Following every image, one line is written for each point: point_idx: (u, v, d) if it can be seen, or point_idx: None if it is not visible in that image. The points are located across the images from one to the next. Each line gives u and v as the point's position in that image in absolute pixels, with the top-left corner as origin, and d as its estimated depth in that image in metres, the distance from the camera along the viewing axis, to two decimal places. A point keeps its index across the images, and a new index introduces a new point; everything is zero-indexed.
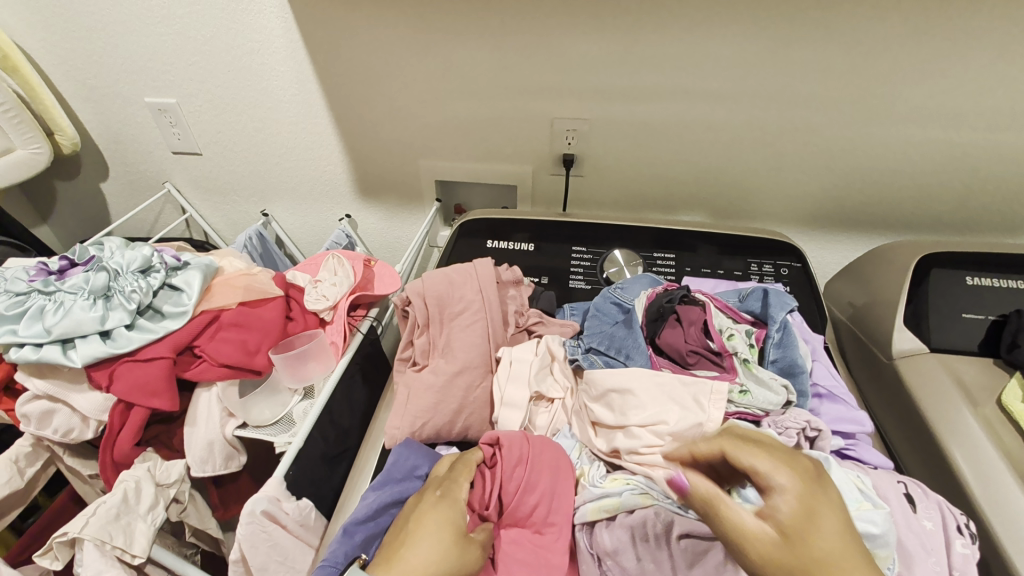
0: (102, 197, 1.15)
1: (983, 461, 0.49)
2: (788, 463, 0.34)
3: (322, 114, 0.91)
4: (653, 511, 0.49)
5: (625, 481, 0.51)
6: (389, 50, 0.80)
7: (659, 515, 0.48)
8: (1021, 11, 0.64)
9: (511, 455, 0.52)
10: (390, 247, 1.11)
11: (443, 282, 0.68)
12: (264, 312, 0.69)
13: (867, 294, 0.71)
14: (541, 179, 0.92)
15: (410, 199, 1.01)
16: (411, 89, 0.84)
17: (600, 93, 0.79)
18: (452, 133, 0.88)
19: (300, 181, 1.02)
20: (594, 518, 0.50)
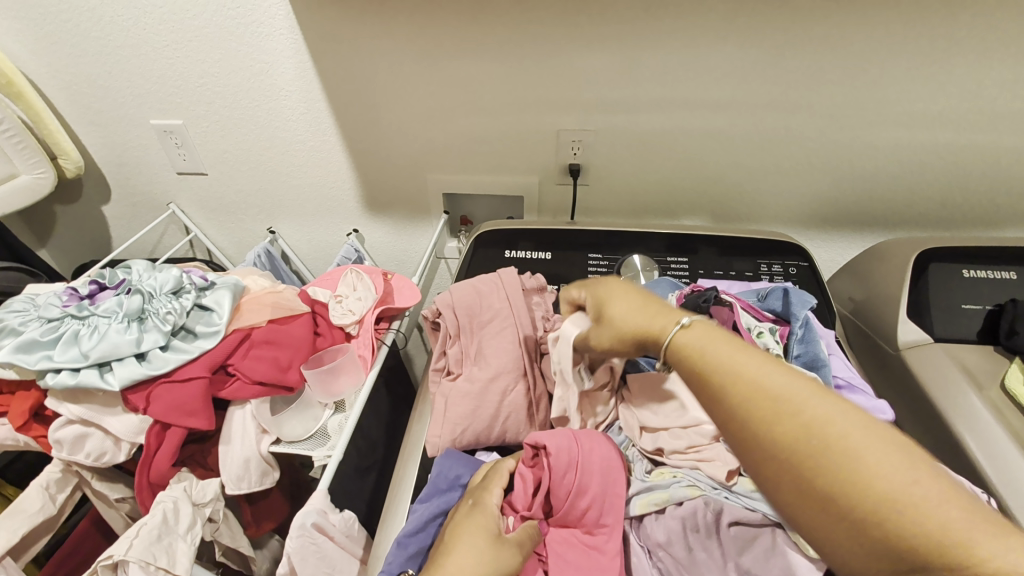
0: (105, 220, 1.22)
1: (993, 440, 0.61)
2: (805, 389, 0.36)
3: (330, 131, 1.01)
4: (702, 501, 0.49)
5: (672, 475, 0.52)
6: (402, 69, 0.90)
7: (709, 505, 0.49)
8: (952, 26, 0.77)
9: (561, 461, 0.50)
10: (397, 260, 1.22)
11: (470, 292, 0.66)
12: (293, 328, 0.71)
13: (867, 290, 0.84)
14: (548, 189, 1.04)
15: (418, 212, 1.13)
16: (421, 110, 0.95)
17: (604, 106, 0.91)
18: (458, 152, 1.01)
19: (305, 196, 1.13)
20: (643, 511, 0.50)
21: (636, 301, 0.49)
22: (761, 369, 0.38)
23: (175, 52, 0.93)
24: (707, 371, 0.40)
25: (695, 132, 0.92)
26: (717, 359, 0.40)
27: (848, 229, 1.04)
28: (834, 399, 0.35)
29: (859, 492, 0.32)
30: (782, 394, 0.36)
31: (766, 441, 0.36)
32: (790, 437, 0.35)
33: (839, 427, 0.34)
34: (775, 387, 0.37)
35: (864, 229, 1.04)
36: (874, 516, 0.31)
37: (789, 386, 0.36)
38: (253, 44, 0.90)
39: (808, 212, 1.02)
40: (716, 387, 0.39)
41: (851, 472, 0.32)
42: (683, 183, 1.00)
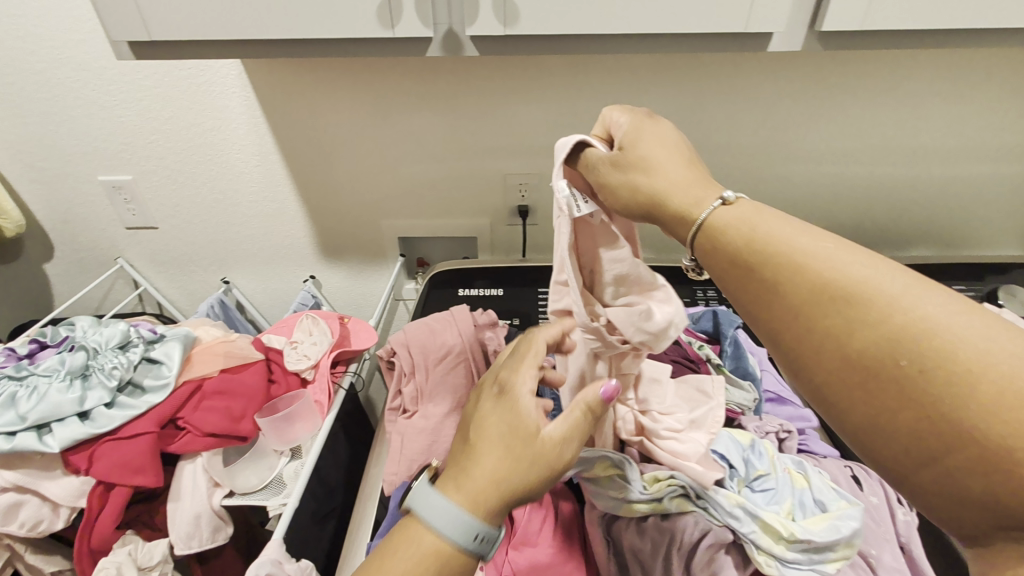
0: (47, 279, 1.19)
1: None
2: (893, 283, 0.31)
3: (284, 182, 1.03)
4: (692, 518, 0.49)
5: (667, 483, 0.49)
6: (354, 122, 0.95)
7: (698, 523, 0.48)
8: (839, 77, 0.89)
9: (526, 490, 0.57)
10: (355, 303, 1.23)
11: (424, 330, 0.68)
12: (246, 377, 0.71)
13: None
14: (499, 229, 1.09)
15: (375, 257, 1.15)
16: (374, 159, 0.99)
17: (547, 152, 0.98)
18: (413, 197, 1.05)
19: (260, 245, 1.13)
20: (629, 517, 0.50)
21: (669, 164, 0.43)
22: (838, 259, 0.33)
23: (125, 110, 0.94)
24: (761, 261, 0.36)
25: None
26: (777, 248, 0.35)
27: None
28: (933, 294, 0.30)
29: (933, 400, 0.28)
30: (860, 288, 0.31)
31: (818, 327, 0.33)
32: (863, 343, 0.31)
33: (915, 312, 0.29)
34: (852, 279, 0.32)
35: None
36: (948, 426, 0.28)
37: (872, 279, 0.31)
38: (205, 101, 0.93)
39: None
40: (764, 265, 0.35)
41: (928, 378, 0.28)
42: None
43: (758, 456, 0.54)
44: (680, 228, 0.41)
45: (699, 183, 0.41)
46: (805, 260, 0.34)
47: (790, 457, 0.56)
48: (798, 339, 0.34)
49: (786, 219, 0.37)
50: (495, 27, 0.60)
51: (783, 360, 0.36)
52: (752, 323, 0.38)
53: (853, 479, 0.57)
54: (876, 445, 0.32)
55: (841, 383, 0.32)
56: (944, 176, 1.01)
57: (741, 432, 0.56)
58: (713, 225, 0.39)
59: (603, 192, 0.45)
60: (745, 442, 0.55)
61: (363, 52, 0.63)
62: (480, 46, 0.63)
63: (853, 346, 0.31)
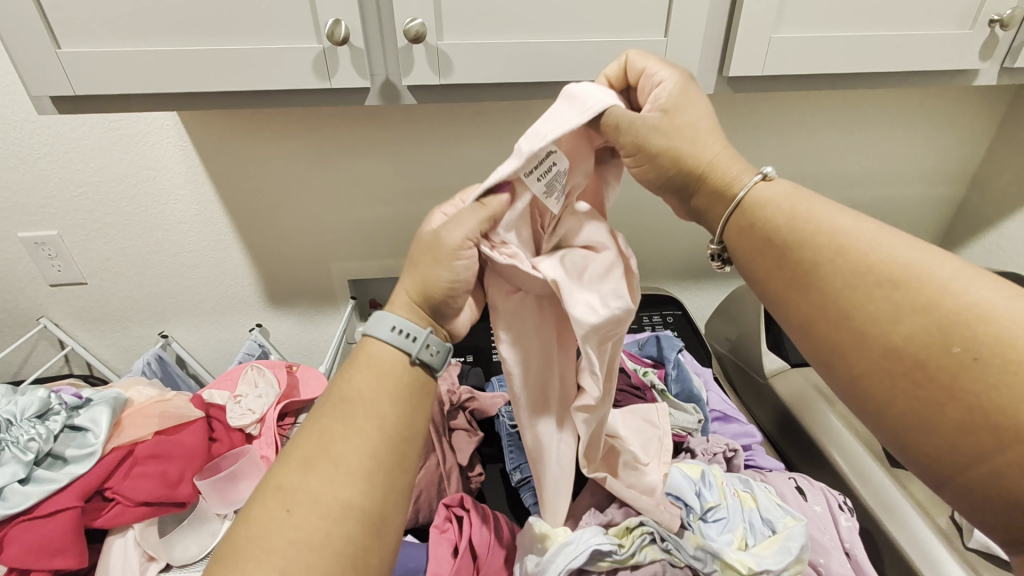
0: None
1: (849, 448, 0.71)
2: (939, 272, 0.36)
3: (226, 230, 1.01)
4: (660, 567, 0.48)
5: (637, 535, 0.49)
6: (298, 168, 0.95)
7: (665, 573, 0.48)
8: (754, 115, 0.98)
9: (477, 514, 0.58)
10: (306, 350, 1.19)
11: None
12: (184, 437, 0.67)
13: (737, 329, 0.95)
14: None
15: (326, 301, 1.13)
16: (321, 204, 0.99)
17: None
18: (363, 239, 1.04)
19: (202, 295, 1.09)
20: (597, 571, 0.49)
21: (712, 136, 0.46)
22: (881, 246, 0.38)
23: (49, 163, 0.90)
24: (806, 240, 0.40)
25: None
26: (818, 232, 0.40)
27: (719, 277, 1.19)
28: (979, 283, 0.34)
29: (971, 384, 0.32)
30: (909, 273, 0.36)
31: (857, 296, 0.37)
32: (909, 329, 0.35)
33: (966, 298, 0.34)
34: (897, 265, 0.37)
35: (732, 276, 1.20)
36: (992, 414, 0.31)
37: (915, 262, 0.36)
38: (138, 151, 0.90)
39: (684, 266, 1.16)
40: (808, 246, 0.40)
41: (979, 365, 0.32)
42: None
43: (711, 488, 0.54)
44: (717, 204, 0.46)
45: (736, 162, 0.46)
46: (846, 246, 0.39)
47: (738, 476, 0.58)
48: (837, 320, 0.38)
49: (829, 205, 0.42)
50: (430, 76, 0.62)
51: (819, 347, 0.40)
52: (788, 314, 0.42)
53: (797, 490, 0.60)
54: (920, 434, 0.35)
55: (882, 370, 0.36)
56: (856, 198, 1.11)
57: (692, 465, 0.56)
58: (754, 201, 0.44)
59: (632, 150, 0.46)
60: (695, 474, 0.55)
61: (302, 102, 0.64)
62: (417, 93, 0.65)
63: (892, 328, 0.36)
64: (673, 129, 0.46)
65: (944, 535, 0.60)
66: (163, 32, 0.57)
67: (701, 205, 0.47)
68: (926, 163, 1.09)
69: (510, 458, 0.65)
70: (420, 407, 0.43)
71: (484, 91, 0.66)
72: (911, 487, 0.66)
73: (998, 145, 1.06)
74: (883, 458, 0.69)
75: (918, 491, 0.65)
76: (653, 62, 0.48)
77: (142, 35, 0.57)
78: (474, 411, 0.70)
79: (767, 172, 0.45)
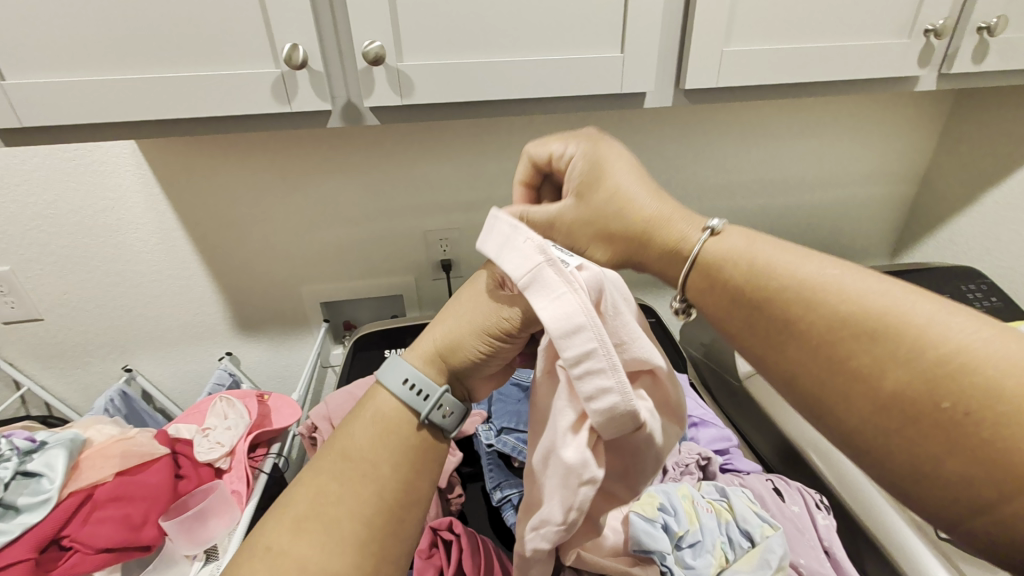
0: None
1: (823, 447, 0.72)
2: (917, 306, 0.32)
3: (191, 257, 0.98)
4: None
5: None
6: (264, 192, 0.93)
7: None
8: (715, 124, 1.01)
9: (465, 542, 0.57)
10: (279, 376, 1.16)
11: (347, 400, 0.66)
12: (148, 476, 0.64)
13: (710, 334, 0.97)
14: (425, 284, 1.09)
15: (298, 324, 1.10)
16: (288, 227, 0.97)
17: (463, 207, 1.01)
18: (334, 261, 1.03)
19: (167, 326, 1.05)
20: None
21: (635, 196, 0.44)
22: (865, 285, 0.33)
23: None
24: (766, 291, 0.36)
25: None
26: (780, 279, 0.36)
27: None
28: (950, 313, 0.31)
29: (1000, 436, 0.28)
30: (884, 316, 0.32)
31: (824, 360, 0.34)
32: (898, 383, 0.31)
33: (953, 344, 0.30)
34: (869, 311, 0.32)
35: None
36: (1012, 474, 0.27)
37: (892, 301, 0.32)
38: (93, 181, 0.88)
39: None
40: (777, 290, 0.36)
41: (972, 421, 0.29)
42: None
43: (677, 514, 0.50)
44: (669, 264, 0.43)
45: (685, 217, 0.43)
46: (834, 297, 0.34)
47: (715, 484, 0.58)
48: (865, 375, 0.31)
49: (778, 245, 0.38)
50: (391, 97, 0.62)
51: (801, 405, 0.36)
52: (765, 368, 0.38)
53: (775, 491, 0.60)
54: (923, 496, 0.31)
55: (881, 424, 0.32)
56: (816, 200, 1.15)
57: (648, 495, 0.51)
58: (709, 254, 0.40)
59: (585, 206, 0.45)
60: (656, 510, 0.49)
61: (262, 127, 0.64)
62: (380, 114, 0.65)
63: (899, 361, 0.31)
64: (587, 214, 0.45)
65: (918, 526, 0.62)
66: (113, 61, 0.56)
67: (644, 259, 0.44)
68: (878, 163, 1.14)
69: (490, 478, 0.64)
70: (418, 468, 0.44)
71: (447, 109, 0.66)
72: None
73: (944, 144, 1.12)
74: None
75: None
76: (556, 146, 0.49)
77: (91, 65, 0.56)
78: None
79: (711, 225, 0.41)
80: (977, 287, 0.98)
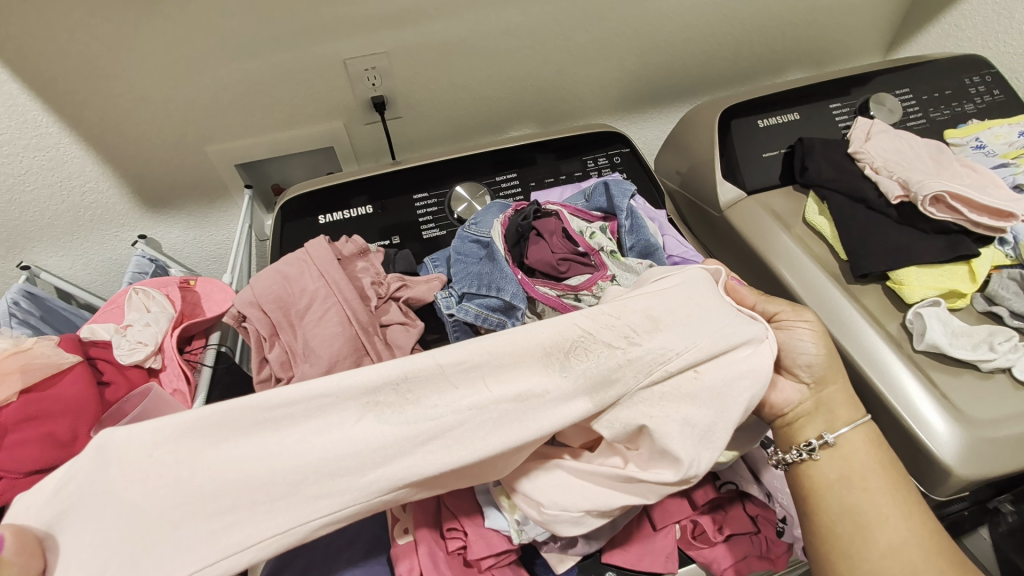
0: None
1: (804, 272, 0.68)
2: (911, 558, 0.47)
3: (42, 120, 0.76)
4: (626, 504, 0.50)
5: None
6: (107, 18, 0.68)
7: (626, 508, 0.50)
8: None
9: None
10: (211, 254, 1.03)
11: (276, 280, 0.55)
12: (62, 390, 0.56)
13: (688, 162, 0.86)
14: (357, 131, 0.91)
15: (216, 194, 0.94)
16: (161, 68, 0.74)
17: (386, 21, 0.78)
18: (237, 110, 0.83)
19: (55, 209, 0.87)
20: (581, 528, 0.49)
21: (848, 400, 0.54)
22: (895, 531, 0.48)
23: None
24: (863, 540, 0.48)
25: (495, 34, 0.84)
26: (872, 537, 0.48)
27: (665, 102, 1.07)
28: (912, 508, 0.49)
29: (872, 542, 0.48)
30: (878, 542, 0.48)
31: (844, 531, 0.49)
32: (878, 530, 0.49)
33: (883, 535, 0.48)
34: (877, 539, 0.48)
35: (678, 100, 1.07)
36: (865, 527, 0.49)
37: (891, 544, 0.48)
38: None
39: (625, 93, 1.02)
40: (867, 511, 0.49)
41: (864, 539, 0.48)
42: (500, 90, 0.93)
43: None
44: (828, 416, 0.53)
45: (849, 403, 0.54)
46: (867, 515, 0.49)
47: None
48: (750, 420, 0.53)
49: (890, 522, 0.49)
50: None
51: (842, 534, 0.49)
52: (841, 548, 0.49)
53: None
54: (878, 524, 0.49)
55: (898, 540, 0.48)
56: None
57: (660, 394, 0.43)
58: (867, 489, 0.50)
59: (829, 379, 0.54)
60: None
61: None
62: None
63: (823, 381, 0.54)
64: (818, 372, 0.54)
65: (895, 342, 0.62)
66: None
67: (818, 405, 0.54)
68: None
69: None
70: (919, 534, 0.48)
71: None
72: (863, 299, 0.65)
73: None
74: (840, 277, 0.68)
75: (869, 303, 0.65)
76: (800, 397, 0.54)
77: None
78: (408, 300, 0.59)
79: (829, 437, 0.52)
80: (980, 80, 0.88)
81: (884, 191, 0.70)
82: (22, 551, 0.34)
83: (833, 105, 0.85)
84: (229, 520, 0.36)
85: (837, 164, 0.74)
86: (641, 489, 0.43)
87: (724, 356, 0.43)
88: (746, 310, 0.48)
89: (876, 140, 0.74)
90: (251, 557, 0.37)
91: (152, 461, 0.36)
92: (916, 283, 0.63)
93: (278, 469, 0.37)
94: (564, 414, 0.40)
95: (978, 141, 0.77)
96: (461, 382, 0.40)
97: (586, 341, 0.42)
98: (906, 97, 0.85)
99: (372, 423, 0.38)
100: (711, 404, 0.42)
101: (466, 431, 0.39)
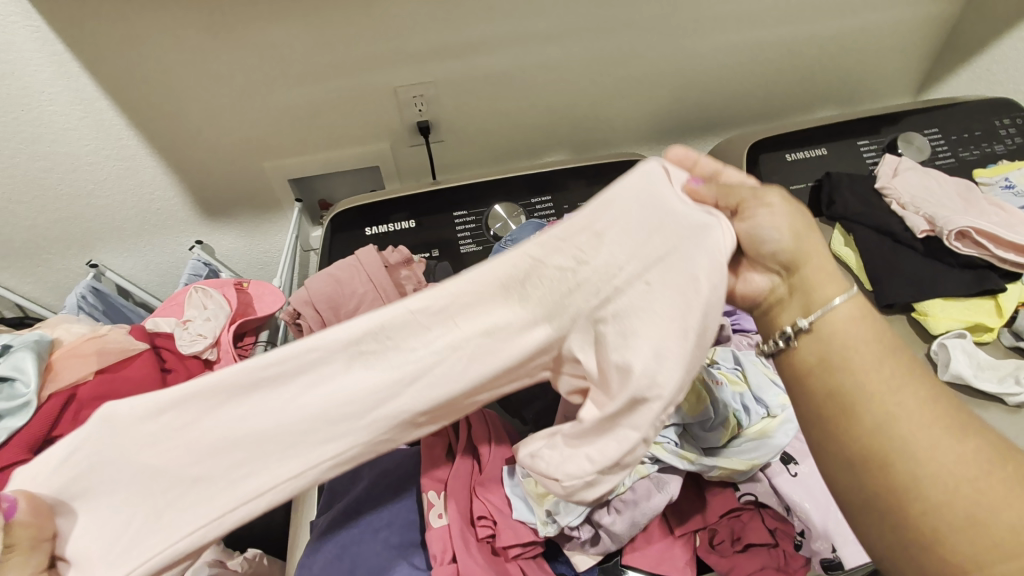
0: None
1: None
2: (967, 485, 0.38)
3: (125, 133, 0.84)
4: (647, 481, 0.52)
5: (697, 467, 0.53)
6: (192, 46, 0.76)
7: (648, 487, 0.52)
8: None
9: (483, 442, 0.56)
10: (258, 262, 1.10)
11: (329, 282, 0.60)
12: (130, 373, 0.62)
13: None
14: (402, 152, 0.98)
15: (268, 206, 1.01)
16: (233, 90, 0.83)
17: (436, 54, 0.85)
18: (295, 130, 0.90)
19: (126, 214, 0.95)
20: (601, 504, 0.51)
21: (831, 280, 0.46)
22: (939, 451, 0.39)
23: None
24: (925, 511, 0.38)
25: (536, 68, 0.91)
26: (926, 482, 0.38)
27: (694, 136, 1.11)
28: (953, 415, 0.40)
29: (939, 522, 0.38)
30: (951, 516, 0.38)
31: (908, 516, 0.39)
32: (928, 481, 0.39)
33: (941, 487, 0.38)
34: (933, 500, 0.38)
35: (706, 134, 1.11)
36: (924, 496, 0.38)
37: (948, 496, 0.38)
38: None
39: (656, 125, 1.06)
40: (915, 471, 0.39)
41: (920, 508, 0.39)
42: (537, 120, 0.99)
43: None
44: (803, 308, 0.46)
45: (833, 279, 0.46)
46: (910, 450, 0.39)
47: (729, 352, 0.64)
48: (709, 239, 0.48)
49: (935, 442, 0.39)
50: None
51: (889, 513, 0.40)
52: (903, 531, 0.39)
53: None
54: (937, 484, 0.38)
55: (955, 473, 0.38)
56: (846, 27, 0.99)
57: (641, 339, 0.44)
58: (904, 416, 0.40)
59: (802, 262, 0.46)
60: None
61: None
62: None
63: (794, 263, 0.46)
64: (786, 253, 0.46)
65: None
66: None
67: (790, 308, 0.47)
68: None
69: None
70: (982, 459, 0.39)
71: None
72: None
73: None
74: None
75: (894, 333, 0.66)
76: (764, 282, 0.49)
77: None
78: None
79: (804, 322, 0.45)
80: (1011, 122, 0.89)
81: (910, 225, 0.71)
82: (34, 513, 0.38)
83: (861, 142, 0.88)
84: (243, 470, 0.40)
85: (864, 198, 0.76)
86: (621, 434, 0.42)
87: (676, 266, 0.42)
88: (714, 214, 0.45)
89: (903, 176, 0.76)
90: (267, 502, 0.41)
91: (158, 425, 0.39)
92: (941, 315, 0.64)
93: (275, 426, 0.40)
94: (524, 343, 0.44)
95: (1007, 181, 0.79)
96: (432, 324, 0.42)
97: (538, 272, 0.43)
98: (934, 137, 0.87)
99: (349, 368, 0.41)
100: (671, 326, 0.41)
101: (440, 374, 0.42)
